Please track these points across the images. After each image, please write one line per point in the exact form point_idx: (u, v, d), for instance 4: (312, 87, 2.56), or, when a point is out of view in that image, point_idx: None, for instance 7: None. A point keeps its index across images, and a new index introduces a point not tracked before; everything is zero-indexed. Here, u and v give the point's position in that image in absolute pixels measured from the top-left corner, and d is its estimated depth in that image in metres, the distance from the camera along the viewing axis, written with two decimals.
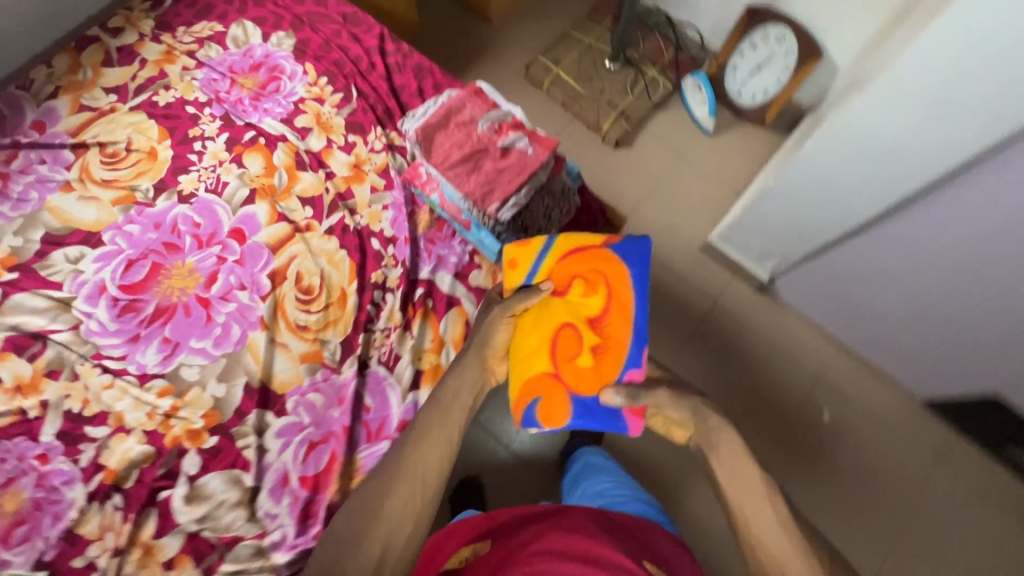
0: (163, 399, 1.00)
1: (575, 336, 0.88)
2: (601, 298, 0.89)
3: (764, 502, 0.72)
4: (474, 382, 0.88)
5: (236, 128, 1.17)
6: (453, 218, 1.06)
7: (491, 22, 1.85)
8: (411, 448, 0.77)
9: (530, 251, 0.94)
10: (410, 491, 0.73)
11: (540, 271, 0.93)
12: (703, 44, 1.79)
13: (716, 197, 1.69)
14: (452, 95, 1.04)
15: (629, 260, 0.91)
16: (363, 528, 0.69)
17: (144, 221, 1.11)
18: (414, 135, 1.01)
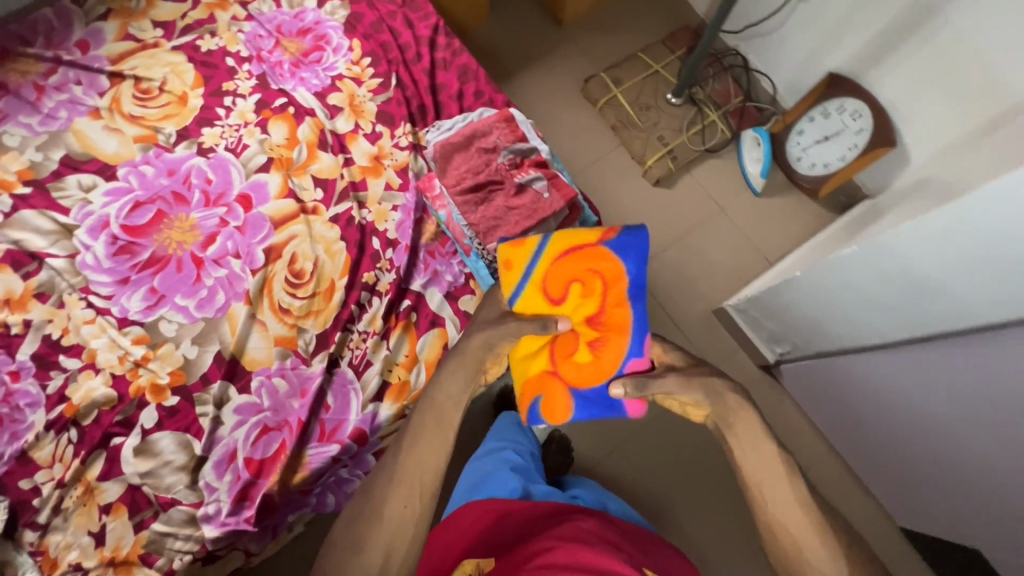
0: (137, 347, 1.01)
1: (573, 338, 0.91)
2: (597, 297, 0.90)
3: (785, 484, 0.70)
4: (469, 377, 0.80)
5: (269, 91, 1.15)
6: (456, 240, 1.04)
7: (561, 26, 1.78)
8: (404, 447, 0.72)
9: (526, 250, 0.90)
10: (405, 493, 0.68)
11: (537, 270, 0.90)
12: (774, 99, 1.68)
13: (743, 262, 1.62)
14: (479, 119, 1.06)
15: (625, 254, 0.91)
16: (361, 533, 0.66)
17: (160, 166, 1.11)
18: (434, 149, 1.04)
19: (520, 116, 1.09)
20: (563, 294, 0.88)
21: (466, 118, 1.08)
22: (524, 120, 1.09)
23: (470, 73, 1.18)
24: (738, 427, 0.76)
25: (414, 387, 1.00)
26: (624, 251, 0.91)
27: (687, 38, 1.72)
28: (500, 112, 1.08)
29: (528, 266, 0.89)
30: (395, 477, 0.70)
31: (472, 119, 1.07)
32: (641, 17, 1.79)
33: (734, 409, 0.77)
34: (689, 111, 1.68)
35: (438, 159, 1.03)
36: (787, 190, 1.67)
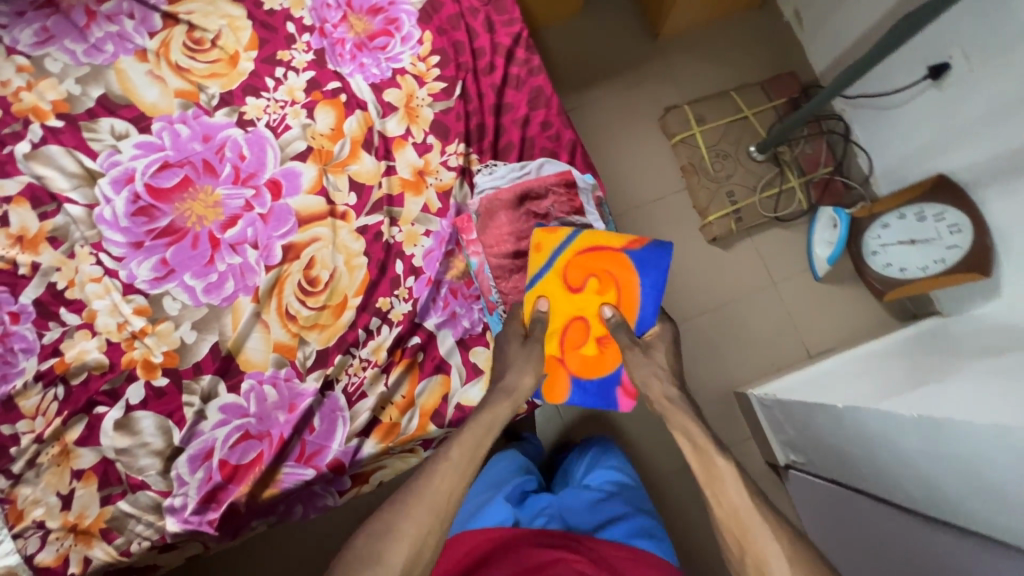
0: (137, 318, 0.98)
1: (584, 328, 0.94)
2: (609, 300, 0.93)
3: (728, 475, 0.75)
4: (497, 422, 0.83)
5: (324, 72, 1.06)
6: (483, 295, 0.99)
7: (655, 42, 1.61)
8: (433, 473, 0.73)
9: (554, 237, 0.94)
10: (428, 514, 0.69)
11: (561, 260, 0.94)
12: (867, 180, 1.52)
13: (780, 348, 1.50)
14: (539, 179, 0.99)
15: (642, 268, 0.93)
16: (377, 543, 0.66)
17: (196, 129, 1.04)
18: (482, 203, 0.99)
19: (582, 179, 1.01)
20: (579, 286, 0.94)
21: (523, 166, 1.01)
22: (588, 182, 1.02)
23: (541, 99, 1.06)
24: (686, 432, 0.82)
25: (404, 431, 0.95)
26: (642, 265, 0.93)
27: (790, 89, 1.54)
28: (562, 173, 1.00)
29: (553, 253, 0.94)
30: (422, 497, 0.70)
31: (532, 175, 1.00)
32: (746, 51, 1.60)
33: (678, 415, 0.84)
34: (769, 171, 1.53)
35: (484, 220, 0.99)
36: (851, 282, 1.53)
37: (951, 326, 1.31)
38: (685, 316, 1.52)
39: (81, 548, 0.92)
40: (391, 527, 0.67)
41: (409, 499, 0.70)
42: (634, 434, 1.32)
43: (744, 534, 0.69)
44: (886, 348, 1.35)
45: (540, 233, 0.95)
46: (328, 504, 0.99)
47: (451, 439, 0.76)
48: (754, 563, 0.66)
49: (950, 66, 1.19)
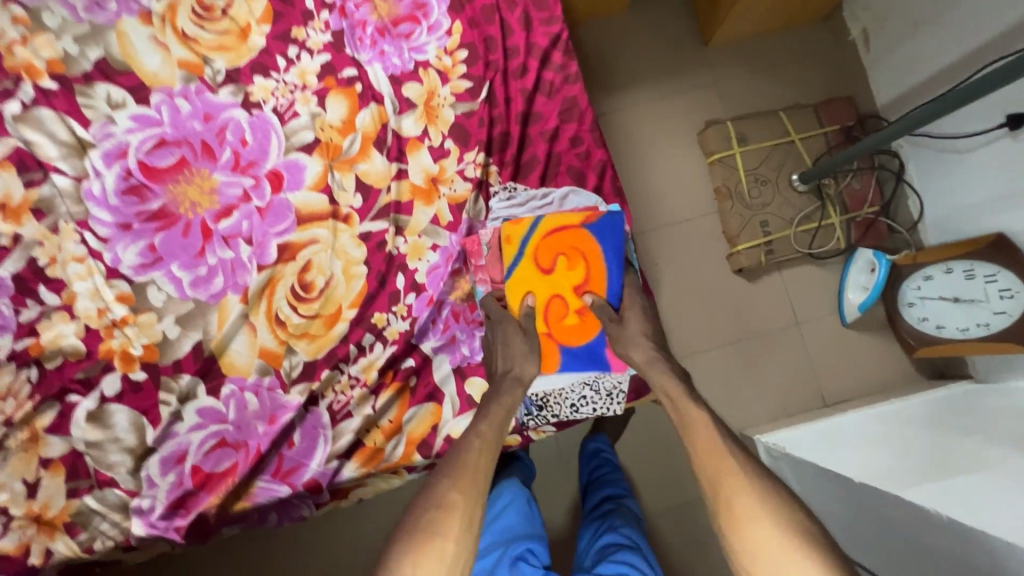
0: (118, 305, 0.92)
1: (563, 304, 0.89)
2: (579, 276, 0.89)
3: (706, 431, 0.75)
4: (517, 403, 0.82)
5: (341, 56, 0.97)
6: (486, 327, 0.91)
7: (704, 49, 1.48)
8: (467, 450, 0.74)
9: (522, 226, 0.89)
10: (469, 483, 0.69)
11: (529, 247, 0.89)
12: (914, 226, 1.41)
13: (794, 392, 1.42)
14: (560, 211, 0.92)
15: (602, 234, 0.89)
16: (429, 514, 0.66)
17: (197, 106, 0.96)
18: (494, 242, 0.91)
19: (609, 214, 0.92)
20: (551, 267, 0.88)
21: (546, 195, 0.94)
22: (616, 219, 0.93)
23: (574, 111, 0.97)
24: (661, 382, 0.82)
25: (387, 458, 0.89)
26: (601, 231, 0.89)
27: (845, 116, 1.42)
28: (587, 208, 0.93)
29: (524, 242, 0.89)
30: (461, 470, 0.71)
31: (554, 206, 0.93)
32: (801, 69, 1.47)
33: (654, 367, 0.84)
34: (810, 203, 1.41)
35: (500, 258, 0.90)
36: (880, 332, 1.44)
37: (983, 396, 1.23)
38: (698, 348, 1.43)
39: (42, 540, 0.88)
40: (438, 500, 0.67)
41: (449, 471, 0.71)
42: (630, 469, 1.26)
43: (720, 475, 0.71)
44: (909, 410, 1.27)
45: (507, 227, 0.89)
46: (303, 515, 0.93)
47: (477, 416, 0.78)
48: (727, 505, 0.68)
49: None
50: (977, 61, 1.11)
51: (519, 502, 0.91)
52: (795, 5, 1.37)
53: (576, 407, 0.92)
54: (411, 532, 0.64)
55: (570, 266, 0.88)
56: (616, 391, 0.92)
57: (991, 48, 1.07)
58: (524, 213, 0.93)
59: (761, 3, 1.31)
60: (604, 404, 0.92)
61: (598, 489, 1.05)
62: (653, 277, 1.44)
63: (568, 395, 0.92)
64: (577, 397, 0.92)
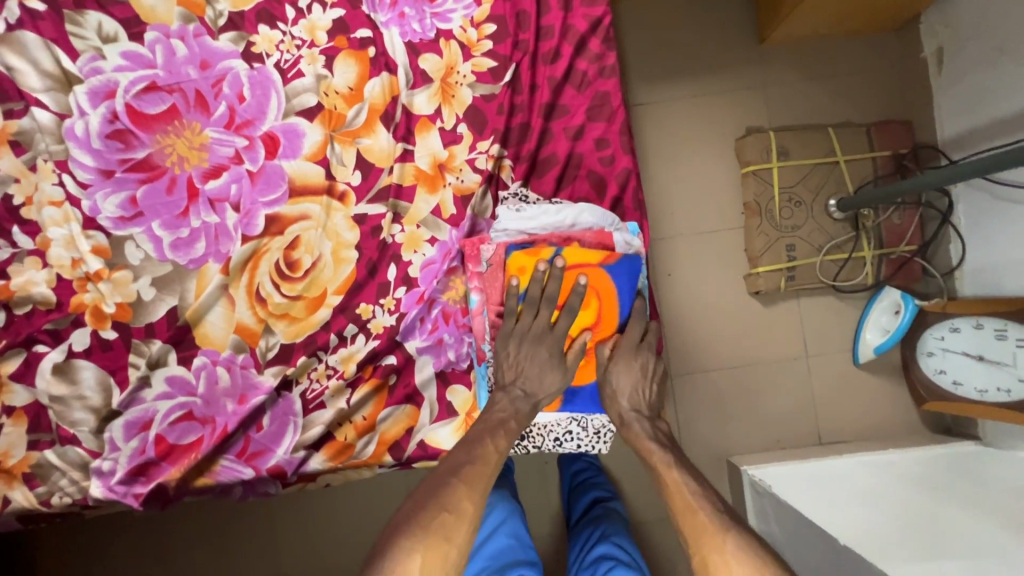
0: (93, 258, 0.87)
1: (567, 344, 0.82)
2: (591, 315, 0.82)
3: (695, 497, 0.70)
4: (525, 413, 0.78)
5: (356, 15, 0.87)
6: (475, 337, 0.84)
7: (759, 47, 1.35)
8: (478, 455, 0.71)
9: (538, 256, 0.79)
10: (477, 483, 0.68)
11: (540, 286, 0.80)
12: (950, 272, 1.31)
13: (790, 425, 1.37)
14: (573, 235, 0.82)
15: (621, 276, 0.81)
16: (440, 516, 0.63)
17: (194, 50, 0.88)
18: (496, 262, 0.82)
19: (626, 239, 0.83)
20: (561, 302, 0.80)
21: (558, 205, 0.83)
22: (634, 242, 0.84)
23: (604, 109, 0.87)
24: (642, 440, 0.80)
25: (356, 456, 0.86)
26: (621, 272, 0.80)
27: (898, 142, 1.30)
28: (598, 230, 0.83)
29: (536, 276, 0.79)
30: (472, 475, 0.68)
31: (568, 224, 0.83)
32: (861, 82, 1.34)
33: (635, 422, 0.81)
34: (844, 232, 1.32)
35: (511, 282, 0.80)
36: (891, 377, 1.37)
37: (987, 462, 1.17)
38: (699, 366, 1.37)
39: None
40: (450, 504, 0.64)
41: (459, 474, 0.68)
42: None
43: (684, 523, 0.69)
44: (907, 465, 1.21)
45: (519, 255, 0.80)
46: (268, 490, 0.88)
47: (493, 420, 0.76)
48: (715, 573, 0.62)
49: None
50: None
51: (512, 521, 0.89)
52: (869, 11, 1.23)
53: (560, 441, 0.86)
54: (421, 528, 0.61)
55: (576, 295, 0.79)
56: (605, 430, 0.86)
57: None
58: (535, 229, 0.83)
59: (831, 6, 1.18)
60: (591, 443, 0.85)
61: (584, 492, 1.03)
62: (664, 287, 1.37)
63: (553, 428, 0.85)
64: (561, 432, 0.85)
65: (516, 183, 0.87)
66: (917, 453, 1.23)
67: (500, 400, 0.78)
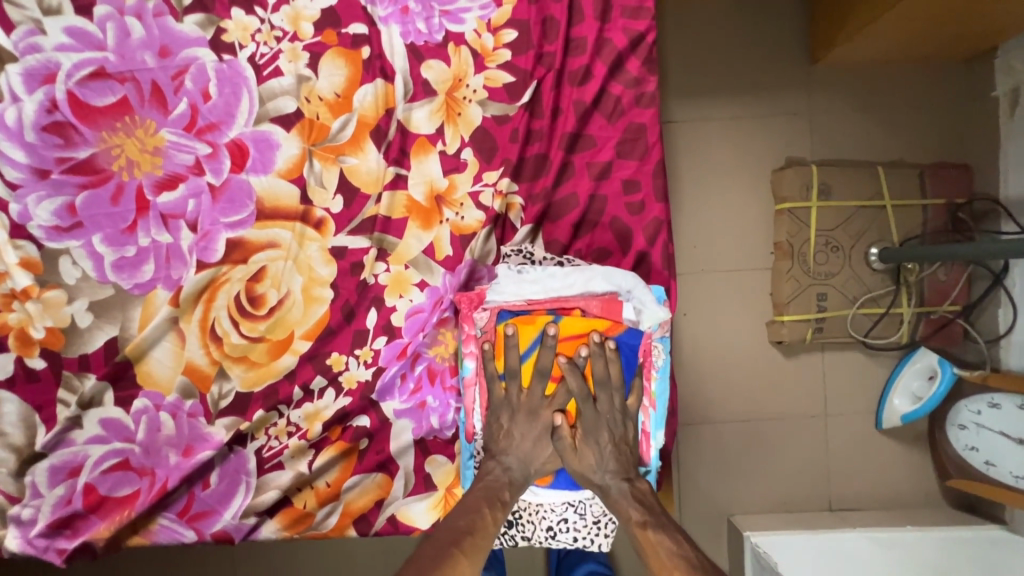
0: (21, 273, 0.74)
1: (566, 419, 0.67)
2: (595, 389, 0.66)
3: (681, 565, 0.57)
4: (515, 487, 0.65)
5: (350, 7, 0.73)
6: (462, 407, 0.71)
7: (810, 69, 1.20)
8: (480, 524, 0.61)
9: (532, 329, 0.66)
10: (476, 549, 0.60)
11: (531, 361, 0.66)
12: (996, 340, 1.18)
13: (799, 487, 1.27)
14: (574, 304, 0.68)
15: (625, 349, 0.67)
16: None
17: (153, 33, 0.73)
18: (490, 331, 0.69)
19: (638, 312, 0.69)
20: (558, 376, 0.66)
21: (568, 267, 0.69)
22: (656, 311, 0.69)
23: (638, 144, 0.73)
24: (624, 511, 0.63)
25: (316, 526, 0.74)
26: (625, 350, 0.67)
27: (954, 190, 1.16)
28: (607, 298, 0.68)
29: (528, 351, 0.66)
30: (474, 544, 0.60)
31: (575, 292, 0.68)
32: (918, 119, 1.20)
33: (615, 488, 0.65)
34: (882, 285, 1.19)
35: (486, 348, 0.67)
36: (915, 445, 1.26)
37: None
38: (708, 416, 1.26)
39: None
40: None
41: (461, 543, 0.59)
42: None
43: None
44: (924, 548, 1.12)
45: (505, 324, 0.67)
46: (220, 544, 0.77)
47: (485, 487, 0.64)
48: None
49: None
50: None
51: None
52: (942, 41, 1.08)
53: (554, 533, 0.69)
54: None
55: (573, 373, 0.65)
56: (606, 520, 0.69)
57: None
58: (535, 293, 0.69)
59: (902, 32, 1.03)
60: (589, 535, 0.69)
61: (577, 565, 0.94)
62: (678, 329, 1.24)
63: (546, 515, 0.69)
64: (556, 521, 0.68)
65: (525, 227, 0.74)
66: (937, 536, 1.13)
67: (492, 469, 0.65)
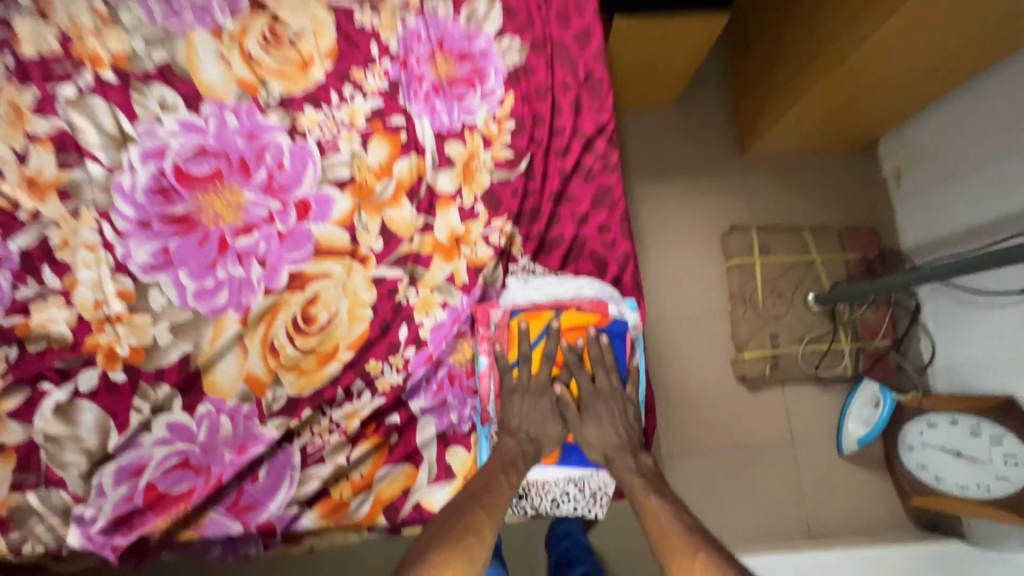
0: (116, 301, 0.91)
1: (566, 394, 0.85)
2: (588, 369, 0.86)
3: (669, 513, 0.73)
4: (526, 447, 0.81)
5: (393, 105, 1.00)
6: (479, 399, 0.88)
7: (740, 157, 1.52)
8: (496, 484, 0.76)
9: (539, 322, 0.85)
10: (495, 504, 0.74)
11: (539, 347, 0.85)
12: (924, 368, 1.40)
13: (777, 514, 1.37)
14: (570, 303, 0.87)
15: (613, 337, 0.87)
16: (467, 538, 0.68)
17: (244, 124, 0.98)
18: (501, 326, 0.86)
19: (621, 308, 0.88)
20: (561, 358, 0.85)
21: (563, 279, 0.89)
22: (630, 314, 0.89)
23: (607, 199, 0.98)
24: (624, 475, 0.80)
25: (350, 515, 0.86)
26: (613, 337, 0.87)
27: (867, 247, 1.44)
28: (595, 300, 0.88)
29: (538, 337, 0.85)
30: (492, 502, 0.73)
31: (569, 295, 0.88)
32: (830, 194, 1.50)
33: (620, 460, 0.81)
34: (822, 324, 1.41)
35: (499, 347, 0.86)
36: (874, 470, 1.40)
37: (977, 562, 1.18)
38: (688, 448, 1.39)
39: None
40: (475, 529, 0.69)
41: (482, 499, 0.74)
42: (603, 554, 1.24)
43: (673, 560, 0.67)
44: (895, 562, 1.21)
45: (518, 319, 0.85)
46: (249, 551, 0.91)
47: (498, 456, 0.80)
48: None
49: None
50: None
51: None
52: (838, 133, 1.40)
53: (557, 502, 0.87)
54: (450, 545, 0.66)
55: (572, 354, 0.85)
56: (601, 493, 0.87)
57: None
58: (539, 297, 0.89)
59: (802, 128, 1.36)
60: (587, 506, 0.87)
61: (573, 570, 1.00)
62: (655, 367, 1.42)
63: (551, 489, 0.87)
64: (559, 493, 0.87)
65: (525, 258, 0.96)
66: (905, 551, 1.23)
67: (507, 444, 0.81)
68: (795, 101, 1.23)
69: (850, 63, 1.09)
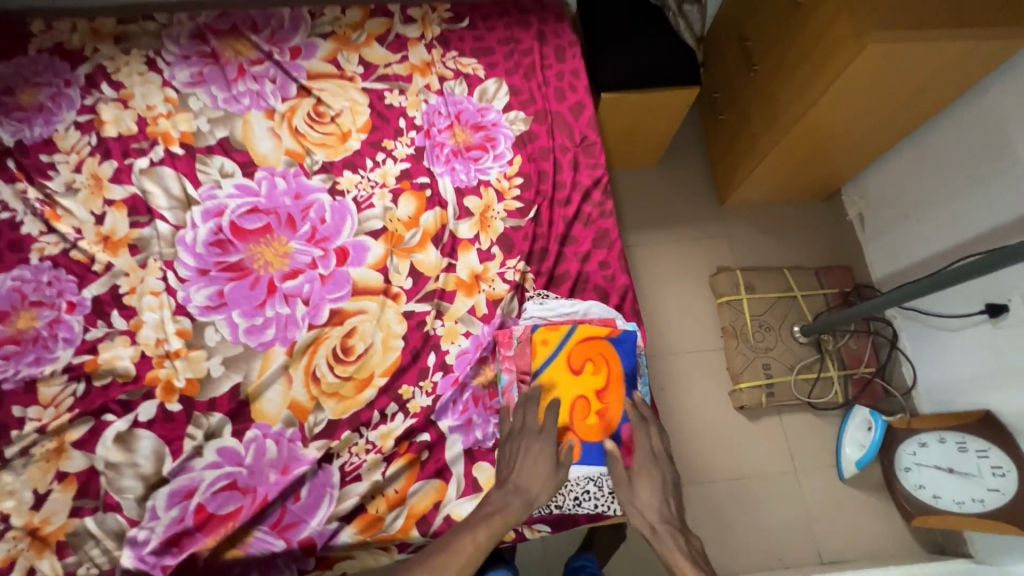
0: (176, 339, 1.02)
1: (586, 406, 0.94)
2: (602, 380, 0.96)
3: None
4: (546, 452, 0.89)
5: (419, 167, 1.17)
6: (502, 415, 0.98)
7: (720, 207, 1.70)
8: (507, 492, 0.84)
9: (558, 334, 0.98)
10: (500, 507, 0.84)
11: (558, 360, 0.97)
12: (908, 392, 1.50)
13: (787, 541, 1.41)
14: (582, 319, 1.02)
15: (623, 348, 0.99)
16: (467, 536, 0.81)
17: (292, 186, 1.15)
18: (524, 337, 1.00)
19: (627, 324, 1.03)
20: (580, 368, 0.96)
21: (572, 304, 1.03)
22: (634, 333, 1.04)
23: (605, 240, 1.13)
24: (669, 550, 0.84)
25: (385, 528, 0.93)
26: (623, 346, 0.99)
27: (842, 283, 1.59)
28: (605, 318, 1.03)
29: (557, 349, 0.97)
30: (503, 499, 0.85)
31: (580, 313, 1.03)
32: (804, 238, 1.67)
33: (666, 538, 0.85)
34: (809, 354, 1.52)
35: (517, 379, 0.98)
36: (876, 493, 1.46)
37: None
38: (695, 477, 1.45)
39: (29, 557, 0.89)
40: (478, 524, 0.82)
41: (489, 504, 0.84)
42: None
43: None
44: None
45: (540, 331, 0.98)
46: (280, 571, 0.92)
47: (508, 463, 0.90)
48: None
49: (1009, 308, 1.18)
50: (976, 247, 1.27)
51: None
52: (804, 182, 1.59)
53: (579, 501, 0.96)
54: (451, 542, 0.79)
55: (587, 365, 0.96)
56: None
57: (988, 238, 1.24)
58: (552, 316, 1.03)
59: (772, 179, 1.55)
60: (606, 503, 0.96)
61: None
62: (658, 400, 1.51)
63: (574, 488, 0.95)
64: (581, 491, 0.95)
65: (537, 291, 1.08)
66: (914, 569, 1.27)
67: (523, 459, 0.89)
68: (764, 153, 1.41)
69: (799, 127, 1.28)
